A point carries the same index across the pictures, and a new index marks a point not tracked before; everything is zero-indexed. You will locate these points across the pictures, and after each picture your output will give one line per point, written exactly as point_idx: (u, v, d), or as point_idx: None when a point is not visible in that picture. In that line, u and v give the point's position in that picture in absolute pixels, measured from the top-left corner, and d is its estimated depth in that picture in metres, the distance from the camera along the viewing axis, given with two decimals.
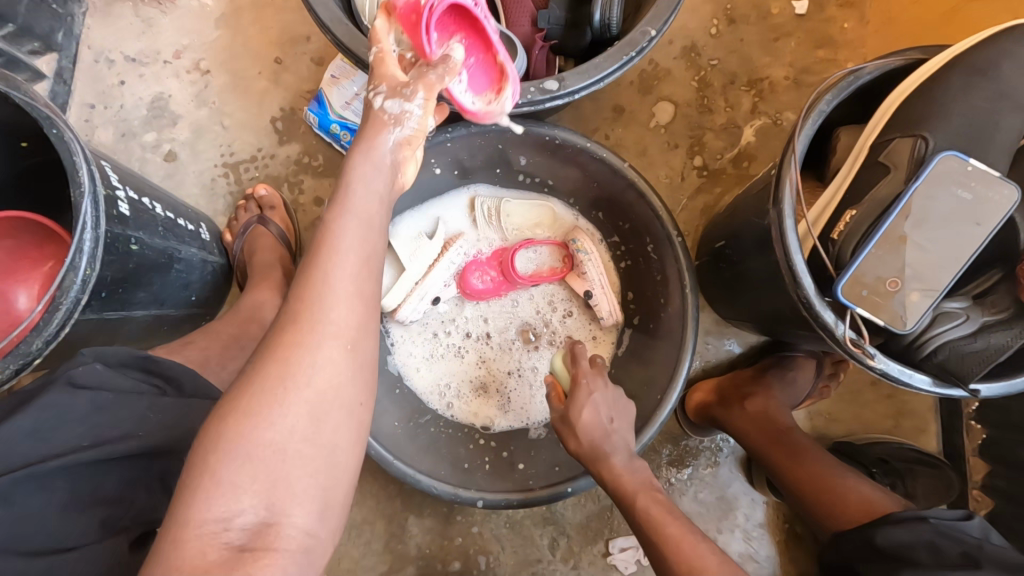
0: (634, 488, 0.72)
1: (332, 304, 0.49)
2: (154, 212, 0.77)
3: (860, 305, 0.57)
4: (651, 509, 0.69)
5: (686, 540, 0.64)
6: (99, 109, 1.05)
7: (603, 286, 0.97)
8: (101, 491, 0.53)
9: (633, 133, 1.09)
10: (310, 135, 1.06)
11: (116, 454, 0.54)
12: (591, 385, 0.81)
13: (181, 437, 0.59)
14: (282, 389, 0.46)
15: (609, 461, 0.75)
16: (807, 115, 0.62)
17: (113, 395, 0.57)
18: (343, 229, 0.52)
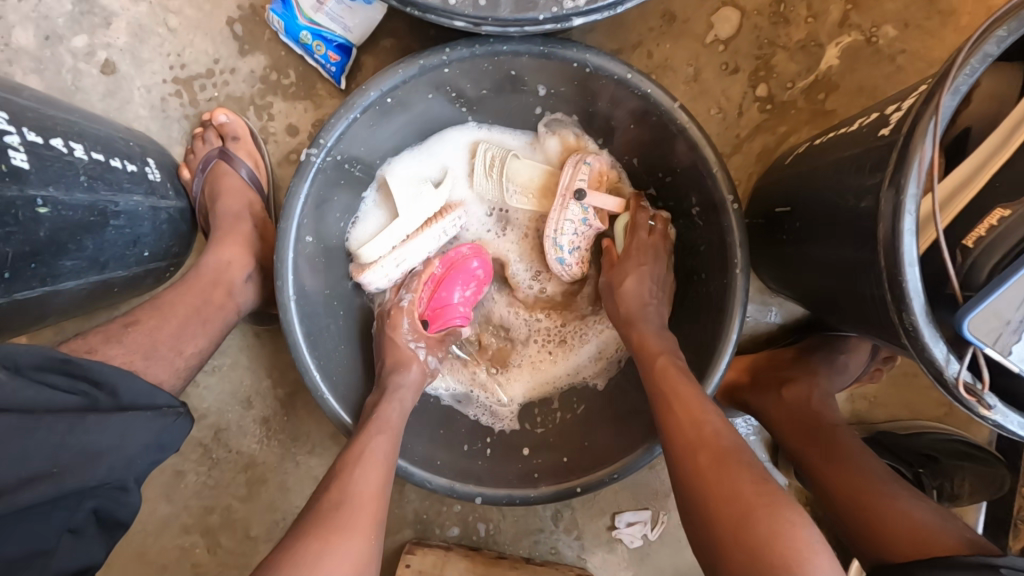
0: (657, 345, 0.69)
1: (366, 474, 0.62)
2: (72, 157, 0.61)
3: (990, 344, 0.42)
4: (667, 369, 0.65)
5: (694, 399, 0.61)
6: (13, 2, 0.84)
7: (586, 223, 0.79)
8: (7, 548, 0.46)
9: (683, 49, 0.86)
10: (277, 44, 0.85)
11: (21, 505, 0.46)
12: (634, 257, 0.76)
13: (111, 467, 0.50)
14: (354, 516, 0.58)
15: (641, 326, 0.72)
16: (963, 58, 0.42)
17: (18, 418, 0.47)
18: (375, 438, 0.67)
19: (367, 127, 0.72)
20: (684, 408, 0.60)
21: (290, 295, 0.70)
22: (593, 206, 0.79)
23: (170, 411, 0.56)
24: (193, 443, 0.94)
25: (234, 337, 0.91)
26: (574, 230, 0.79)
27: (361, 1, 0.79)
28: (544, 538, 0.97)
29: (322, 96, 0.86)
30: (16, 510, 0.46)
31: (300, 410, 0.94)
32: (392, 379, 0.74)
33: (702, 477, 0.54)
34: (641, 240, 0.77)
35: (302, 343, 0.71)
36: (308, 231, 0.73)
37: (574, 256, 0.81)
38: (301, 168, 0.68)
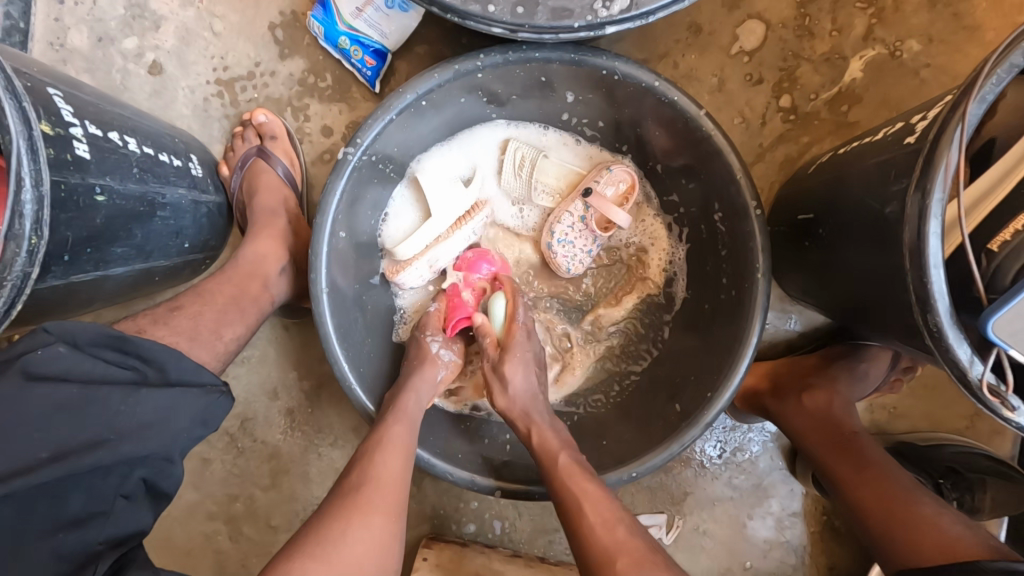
0: (557, 444, 0.68)
1: (382, 463, 0.63)
2: (127, 149, 0.64)
3: (1015, 346, 0.43)
4: (571, 469, 0.65)
5: (602, 500, 0.62)
6: (69, 6, 0.88)
7: (583, 220, 0.83)
8: (68, 510, 0.48)
9: (708, 60, 0.88)
10: (316, 49, 0.88)
11: (80, 469, 0.48)
12: (524, 349, 0.76)
13: (158, 439, 0.52)
14: (373, 498, 0.60)
15: (538, 421, 0.71)
16: (989, 68, 0.44)
17: (77, 389, 0.50)
18: (395, 424, 0.68)
19: (401, 129, 0.75)
20: (591, 514, 0.61)
21: (323, 287, 0.72)
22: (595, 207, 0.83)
23: (214, 388, 0.58)
24: (221, 432, 0.97)
25: (264, 329, 0.94)
26: (573, 227, 0.83)
27: (398, 8, 0.82)
28: (559, 538, 0.98)
29: (357, 99, 0.89)
30: (72, 474, 0.48)
31: (324, 403, 0.96)
32: (412, 374, 0.75)
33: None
34: (519, 338, 0.77)
35: (331, 332, 0.72)
36: (341, 227, 0.75)
37: (561, 248, 0.84)
38: (338, 166, 0.71)
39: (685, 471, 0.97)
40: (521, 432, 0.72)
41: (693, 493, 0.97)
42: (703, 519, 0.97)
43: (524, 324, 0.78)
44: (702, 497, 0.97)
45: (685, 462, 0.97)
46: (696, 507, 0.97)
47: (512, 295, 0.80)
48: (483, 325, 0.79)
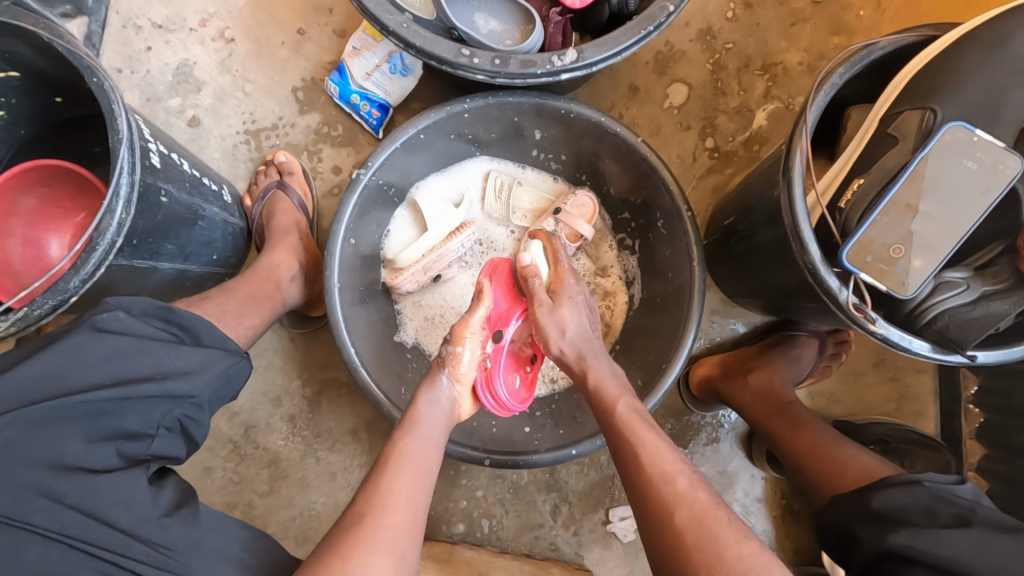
0: (614, 392, 0.72)
1: (393, 498, 0.61)
2: (181, 168, 0.80)
3: (863, 271, 0.59)
4: (629, 417, 0.69)
5: (663, 449, 0.65)
6: (127, 74, 1.08)
7: (555, 233, 1.00)
8: (122, 426, 0.55)
9: (647, 112, 1.11)
10: (330, 106, 1.08)
11: (135, 395, 0.56)
12: (575, 292, 0.83)
13: (197, 383, 0.61)
14: (381, 526, 0.59)
15: (595, 365, 0.76)
16: (819, 85, 0.64)
17: (133, 340, 0.59)
18: (404, 449, 0.67)
19: (402, 158, 0.93)
20: (654, 458, 0.64)
21: (335, 284, 0.86)
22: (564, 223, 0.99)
23: (236, 354, 0.68)
24: (224, 440, 1.03)
25: (272, 340, 1.05)
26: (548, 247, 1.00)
27: (399, 73, 1.03)
28: (543, 533, 1.04)
29: (363, 144, 1.08)
30: (128, 399, 0.55)
31: (324, 408, 1.04)
32: (420, 397, 0.74)
33: (691, 527, 0.57)
34: (571, 281, 0.84)
35: (342, 326, 0.86)
36: (351, 235, 0.90)
37: None
38: (352, 184, 0.87)
39: None
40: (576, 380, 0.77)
41: None
42: None
43: (575, 274, 0.86)
44: None
45: None
46: None
47: (554, 239, 0.87)
48: (530, 266, 0.83)
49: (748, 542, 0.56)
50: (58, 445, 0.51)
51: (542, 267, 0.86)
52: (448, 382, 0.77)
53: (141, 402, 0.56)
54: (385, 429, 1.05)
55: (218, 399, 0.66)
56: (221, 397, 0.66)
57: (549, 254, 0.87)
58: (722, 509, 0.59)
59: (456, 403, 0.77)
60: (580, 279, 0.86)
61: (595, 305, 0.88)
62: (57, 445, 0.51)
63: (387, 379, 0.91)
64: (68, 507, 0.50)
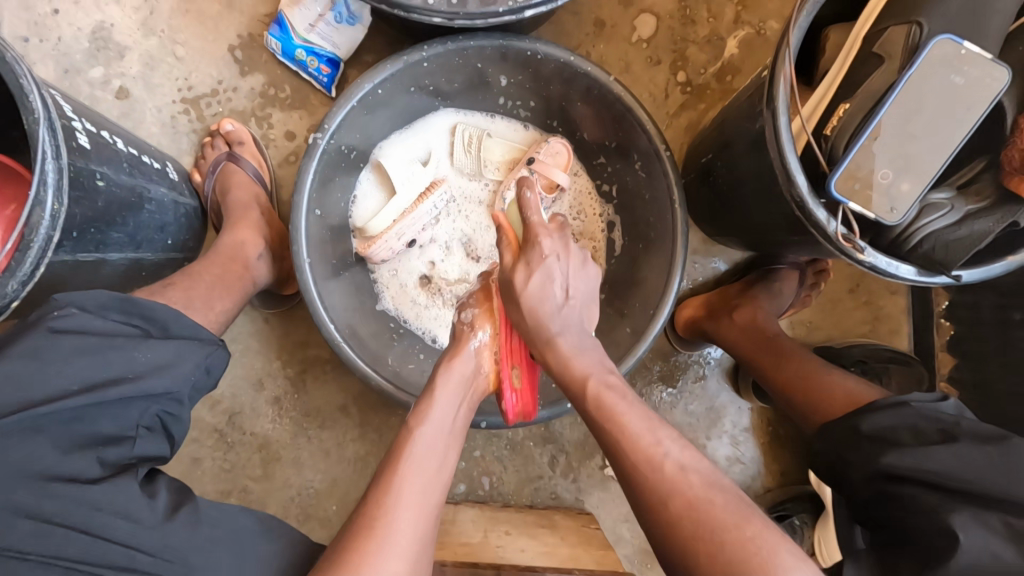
0: (582, 367, 0.64)
1: (403, 510, 0.57)
2: (116, 147, 0.72)
3: (852, 199, 0.57)
4: (606, 394, 0.62)
5: (647, 432, 0.58)
6: (35, 43, 0.96)
7: None
8: (99, 431, 0.52)
9: (615, 49, 1.05)
10: (273, 64, 0.99)
11: (107, 399, 0.52)
12: (583, 254, 0.71)
13: (175, 379, 0.58)
14: (390, 539, 0.55)
15: (559, 347, 0.66)
16: (802, 4, 0.60)
17: (94, 339, 0.55)
18: (418, 450, 0.62)
19: (361, 116, 0.86)
20: (632, 446, 0.57)
21: (305, 259, 0.81)
22: (537, 174, 0.95)
23: (212, 342, 0.64)
24: (209, 429, 1.00)
25: (245, 323, 1.00)
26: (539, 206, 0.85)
27: (346, 23, 0.94)
28: (543, 484, 1.06)
29: (315, 105, 1.00)
30: (99, 403, 0.52)
31: (309, 387, 1.01)
32: (438, 381, 0.69)
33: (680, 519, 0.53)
34: (544, 242, 0.68)
35: (318, 303, 0.81)
36: (315, 206, 0.85)
37: None
38: (309, 150, 0.81)
39: (646, 404, 1.08)
40: (539, 357, 0.68)
41: None
42: None
43: (557, 247, 0.69)
44: None
45: (646, 397, 1.08)
46: None
47: (523, 189, 0.70)
48: (529, 200, 0.71)
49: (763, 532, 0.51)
50: (33, 457, 0.48)
51: (518, 223, 0.72)
52: (475, 353, 0.71)
53: (117, 405, 0.53)
54: (375, 401, 1.03)
55: (198, 391, 0.63)
56: (200, 389, 0.63)
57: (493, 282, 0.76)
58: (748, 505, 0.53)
59: (482, 376, 0.71)
60: (563, 241, 0.70)
61: (594, 265, 0.72)
62: (32, 457, 0.48)
63: (371, 351, 0.88)
64: (56, 525, 0.48)
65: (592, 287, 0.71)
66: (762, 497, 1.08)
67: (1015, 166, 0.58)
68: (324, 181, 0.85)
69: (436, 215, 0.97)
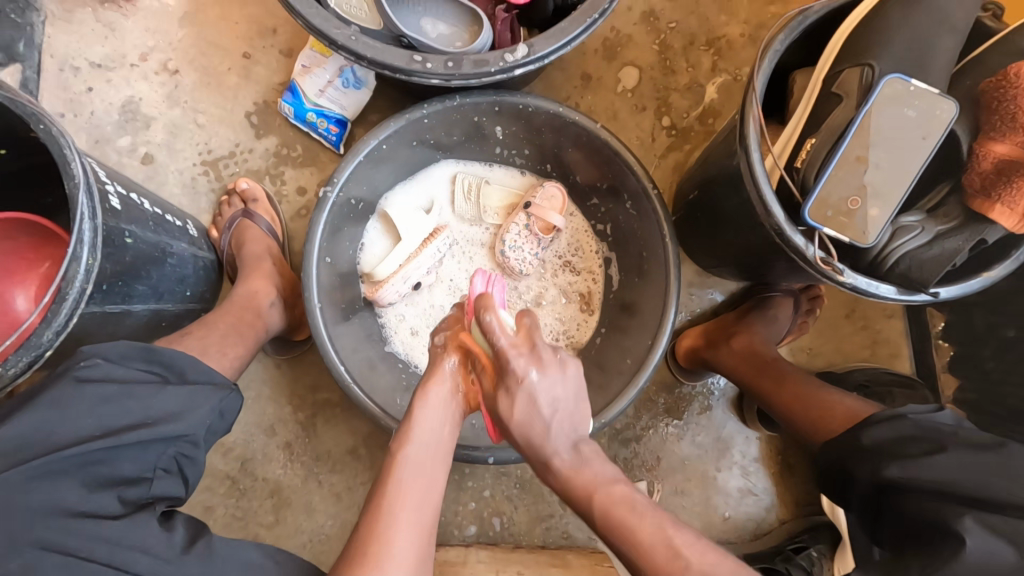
0: (590, 480, 0.64)
1: (399, 531, 0.60)
2: (143, 207, 0.78)
3: (826, 225, 0.61)
4: (613, 507, 0.62)
5: (648, 527, 0.59)
6: (70, 117, 1.04)
7: (528, 227, 1.01)
8: (120, 473, 0.54)
9: (602, 98, 1.13)
10: (287, 127, 1.07)
11: (128, 441, 0.55)
12: (549, 350, 0.69)
13: (190, 422, 0.61)
14: (386, 558, 0.58)
15: (557, 465, 0.66)
16: (763, 53, 0.67)
17: (116, 387, 0.58)
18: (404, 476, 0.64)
19: (367, 170, 0.92)
20: (651, 566, 0.58)
21: (316, 304, 0.85)
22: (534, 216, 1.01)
23: (226, 386, 0.68)
24: (222, 477, 1.02)
25: (258, 369, 1.04)
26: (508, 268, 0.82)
27: (352, 87, 1.02)
28: (554, 523, 1.06)
29: (324, 161, 1.07)
30: (120, 446, 0.55)
31: (319, 431, 1.03)
32: (417, 405, 0.69)
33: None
34: (516, 364, 0.66)
35: (329, 346, 0.85)
36: (326, 253, 0.90)
37: (513, 253, 1.01)
38: (320, 202, 0.86)
39: (654, 436, 1.08)
40: (538, 471, 0.68)
41: (665, 457, 1.08)
42: (679, 479, 1.08)
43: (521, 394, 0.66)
44: (673, 460, 1.08)
45: (653, 429, 1.09)
46: (670, 469, 1.08)
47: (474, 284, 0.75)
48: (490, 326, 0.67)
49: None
50: (59, 496, 0.50)
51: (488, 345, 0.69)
52: (449, 378, 0.71)
53: (137, 448, 0.56)
54: (385, 443, 1.04)
55: (212, 435, 0.66)
56: (214, 432, 0.66)
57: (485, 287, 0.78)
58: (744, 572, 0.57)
59: (461, 392, 0.72)
60: (535, 353, 0.68)
61: (574, 366, 0.70)
62: (60, 497, 0.50)
63: (380, 392, 0.91)
64: (83, 560, 0.50)
65: (575, 389, 0.70)
66: (777, 528, 1.07)
67: (976, 189, 0.62)
68: (339, 231, 0.92)
69: (439, 258, 1.02)
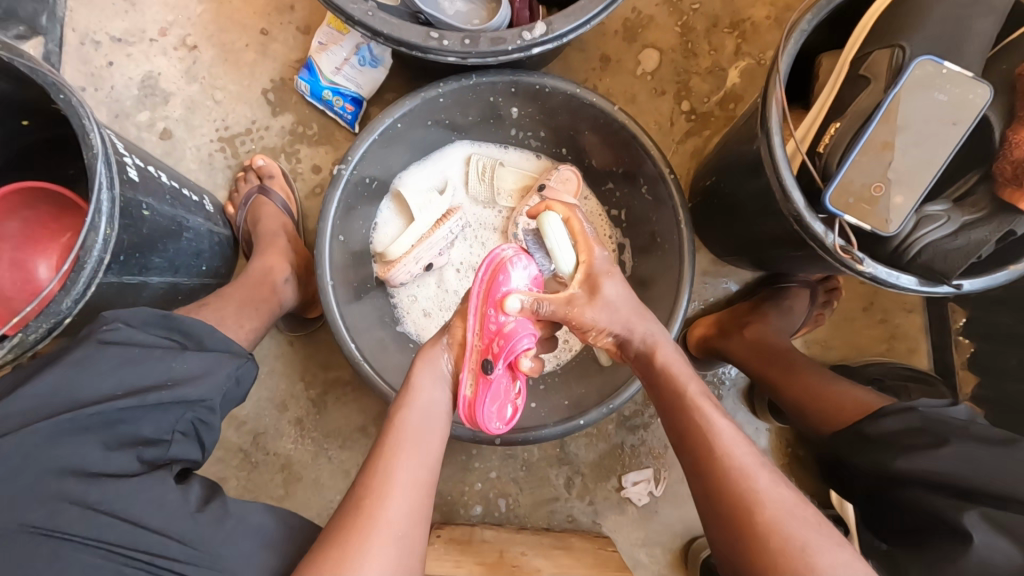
0: (683, 378, 0.68)
1: (393, 489, 0.60)
2: (160, 180, 0.79)
3: (847, 213, 0.60)
4: (704, 406, 0.65)
5: (735, 439, 0.61)
6: (90, 91, 1.06)
7: None
8: (139, 432, 0.56)
9: (620, 81, 1.11)
10: (303, 105, 1.07)
11: (147, 402, 0.56)
12: (606, 263, 0.75)
13: (208, 386, 0.62)
14: (378, 516, 0.58)
15: (664, 355, 0.71)
16: (789, 33, 0.64)
17: (137, 350, 0.60)
18: (404, 434, 0.65)
19: (382, 149, 0.92)
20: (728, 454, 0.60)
21: (329, 281, 0.86)
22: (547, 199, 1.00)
23: (242, 355, 0.68)
24: (234, 449, 1.04)
25: (271, 345, 1.05)
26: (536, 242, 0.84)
27: (369, 65, 1.02)
28: (560, 506, 1.06)
29: (340, 140, 1.07)
30: (140, 406, 0.56)
31: (330, 408, 1.05)
32: (416, 370, 0.71)
33: (768, 532, 0.54)
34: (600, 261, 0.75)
35: (340, 323, 0.86)
36: (339, 231, 0.90)
37: None
38: (334, 180, 0.86)
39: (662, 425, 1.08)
40: (636, 360, 0.74)
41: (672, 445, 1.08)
42: None
43: (611, 318, 0.73)
44: None
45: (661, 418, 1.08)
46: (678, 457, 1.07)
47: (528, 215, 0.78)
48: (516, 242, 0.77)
49: (843, 549, 0.53)
50: (79, 453, 0.52)
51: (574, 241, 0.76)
52: (439, 355, 0.72)
53: (157, 409, 0.57)
54: None
55: (228, 402, 0.67)
56: (230, 400, 0.67)
57: (571, 227, 0.75)
58: (812, 511, 0.56)
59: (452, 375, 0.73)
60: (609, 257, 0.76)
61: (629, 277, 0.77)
62: (80, 454, 0.52)
63: (390, 370, 0.92)
64: (101, 512, 0.51)
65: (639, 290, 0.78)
66: None
67: (1007, 177, 0.60)
68: (352, 209, 0.93)
69: (451, 239, 1.01)
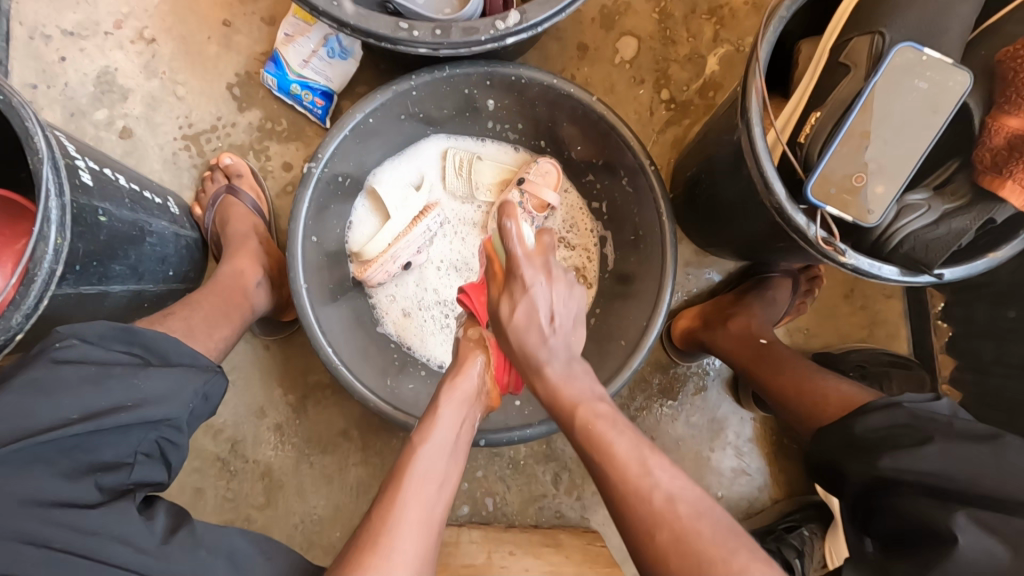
0: (574, 395, 0.62)
1: (406, 521, 0.58)
2: (118, 183, 0.75)
3: (829, 203, 0.59)
4: (595, 421, 0.60)
5: (634, 461, 0.56)
6: (43, 89, 1.00)
7: (521, 205, 0.98)
8: (98, 457, 0.53)
9: (598, 70, 1.09)
10: (270, 100, 1.03)
11: (106, 426, 0.53)
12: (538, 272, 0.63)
13: (172, 406, 0.59)
14: (392, 547, 0.55)
15: (551, 370, 0.63)
16: (769, 20, 0.63)
17: (94, 369, 0.57)
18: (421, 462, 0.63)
19: (353, 145, 0.89)
20: (619, 473, 0.56)
21: (302, 284, 0.83)
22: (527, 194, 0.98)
23: (209, 368, 0.66)
24: (212, 458, 1.01)
25: (247, 350, 1.02)
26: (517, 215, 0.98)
27: (338, 57, 0.98)
28: (548, 503, 1.05)
29: (310, 136, 1.03)
30: (97, 432, 0.53)
31: (310, 412, 1.02)
32: (442, 400, 0.70)
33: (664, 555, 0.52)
34: (526, 272, 0.63)
35: (316, 327, 0.83)
36: (311, 232, 0.87)
37: None
38: (304, 179, 0.83)
39: (647, 417, 1.08)
40: (528, 381, 0.66)
41: (658, 437, 1.07)
42: (673, 459, 1.07)
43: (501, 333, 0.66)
44: (667, 440, 1.08)
45: (646, 411, 1.08)
46: (664, 449, 1.07)
47: (503, 218, 0.63)
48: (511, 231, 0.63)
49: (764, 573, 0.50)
50: (31, 484, 0.49)
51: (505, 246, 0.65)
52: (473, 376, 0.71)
53: (115, 433, 0.54)
54: (377, 425, 1.03)
55: (196, 418, 0.64)
56: (198, 416, 0.64)
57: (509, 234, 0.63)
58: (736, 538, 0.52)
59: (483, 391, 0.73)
60: (547, 266, 0.64)
61: (580, 287, 0.66)
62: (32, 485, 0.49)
63: (370, 374, 0.89)
64: (57, 548, 0.48)
65: (578, 309, 0.66)
66: (770, 508, 1.07)
67: (987, 165, 0.59)
68: (326, 210, 0.90)
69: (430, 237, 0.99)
